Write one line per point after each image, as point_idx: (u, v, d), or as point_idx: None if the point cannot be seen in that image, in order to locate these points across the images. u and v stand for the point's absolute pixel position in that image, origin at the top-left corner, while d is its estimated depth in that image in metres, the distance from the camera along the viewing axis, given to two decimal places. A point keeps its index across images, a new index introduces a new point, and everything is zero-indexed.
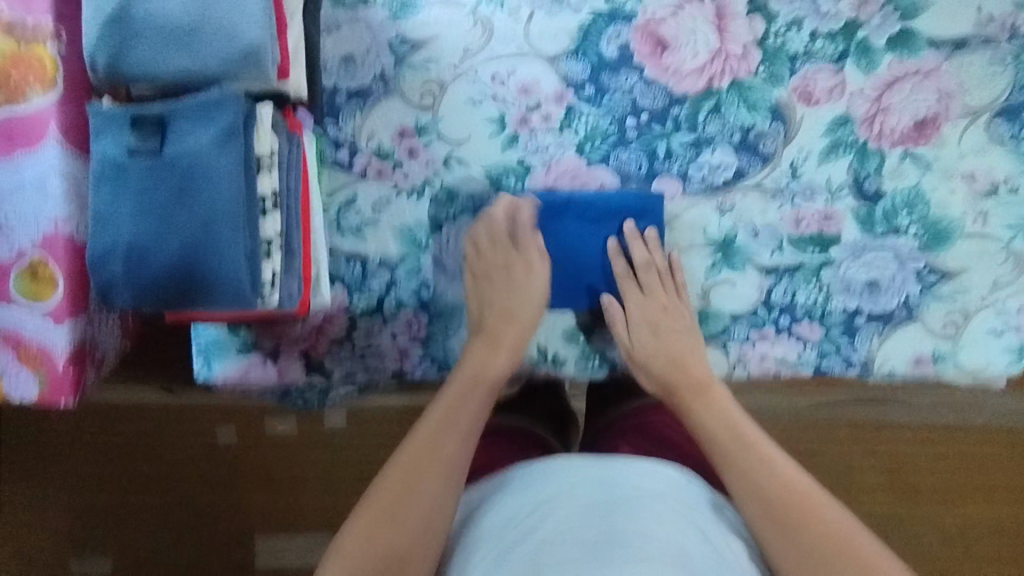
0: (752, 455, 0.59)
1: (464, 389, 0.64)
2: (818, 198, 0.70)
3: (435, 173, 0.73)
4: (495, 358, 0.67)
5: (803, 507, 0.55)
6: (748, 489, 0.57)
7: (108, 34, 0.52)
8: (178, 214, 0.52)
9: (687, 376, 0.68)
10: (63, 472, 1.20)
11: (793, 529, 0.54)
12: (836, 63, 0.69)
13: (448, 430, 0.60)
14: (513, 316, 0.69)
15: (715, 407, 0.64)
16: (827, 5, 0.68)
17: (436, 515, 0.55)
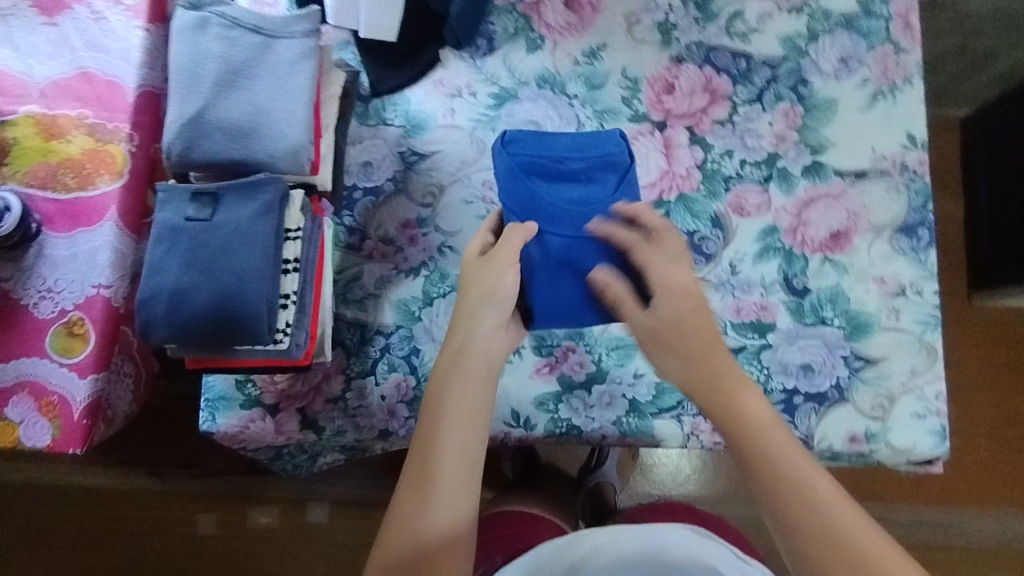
0: (775, 477, 0.57)
1: (443, 435, 0.62)
2: (755, 291, 0.83)
3: (431, 257, 0.86)
4: (469, 377, 0.65)
5: (824, 536, 0.54)
6: (786, 525, 0.55)
7: (184, 132, 0.68)
8: (219, 266, 0.63)
9: (697, 368, 0.63)
10: (59, 551, 1.36)
11: (819, 545, 0.53)
12: (762, 184, 0.86)
13: (436, 486, 0.60)
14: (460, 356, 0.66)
15: (731, 414, 0.61)
16: (753, 141, 0.87)
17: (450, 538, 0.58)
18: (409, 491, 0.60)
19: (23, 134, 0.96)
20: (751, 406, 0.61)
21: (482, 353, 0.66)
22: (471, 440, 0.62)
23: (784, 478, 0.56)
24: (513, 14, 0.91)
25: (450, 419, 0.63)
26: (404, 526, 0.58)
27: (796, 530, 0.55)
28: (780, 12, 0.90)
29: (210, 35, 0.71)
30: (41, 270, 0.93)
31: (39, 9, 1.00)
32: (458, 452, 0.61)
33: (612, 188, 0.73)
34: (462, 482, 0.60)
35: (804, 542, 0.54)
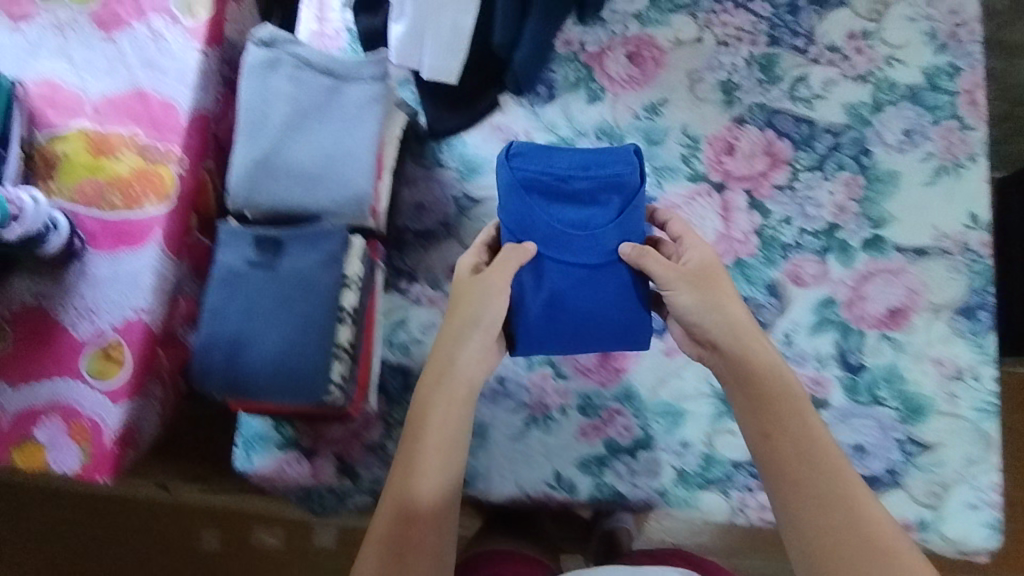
0: (806, 454, 0.67)
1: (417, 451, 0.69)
2: (809, 364, 0.83)
3: None
4: (449, 383, 0.72)
5: (842, 510, 0.64)
6: (804, 495, 0.65)
7: (250, 174, 0.67)
8: (281, 315, 0.62)
9: (742, 346, 0.72)
10: (61, 560, 1.33)
11: (840, 518, 0.64)
12: (820, 254, 0.85)
13: (414, 495, 0.68)
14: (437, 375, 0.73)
15: (774, 396, 0.70)
16: (813, 210, 0.86)
17: (438, 513, 0.68)
18: (391, 494, 0.69)
19: (74, 149, 0.95)
20: (786, 381, 0.71)
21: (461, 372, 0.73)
22: (434, 461, 0.69)
23: (814, 455, 0.67)
24: (575, 63, 0.91)
25: (433, 415, 0.71)
26: (396, 506, 0.68)
27: (815, 493, 0.65)
28: (845, 79, 0.89)
29: (281, 75, 0.70)
30: (81, 289, 0.92)
31: (97, 24, 0.99)
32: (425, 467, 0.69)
33: (613, 214, 0.74)
34: (422, 496, 0.68)
35: (817, 510, 0.64)
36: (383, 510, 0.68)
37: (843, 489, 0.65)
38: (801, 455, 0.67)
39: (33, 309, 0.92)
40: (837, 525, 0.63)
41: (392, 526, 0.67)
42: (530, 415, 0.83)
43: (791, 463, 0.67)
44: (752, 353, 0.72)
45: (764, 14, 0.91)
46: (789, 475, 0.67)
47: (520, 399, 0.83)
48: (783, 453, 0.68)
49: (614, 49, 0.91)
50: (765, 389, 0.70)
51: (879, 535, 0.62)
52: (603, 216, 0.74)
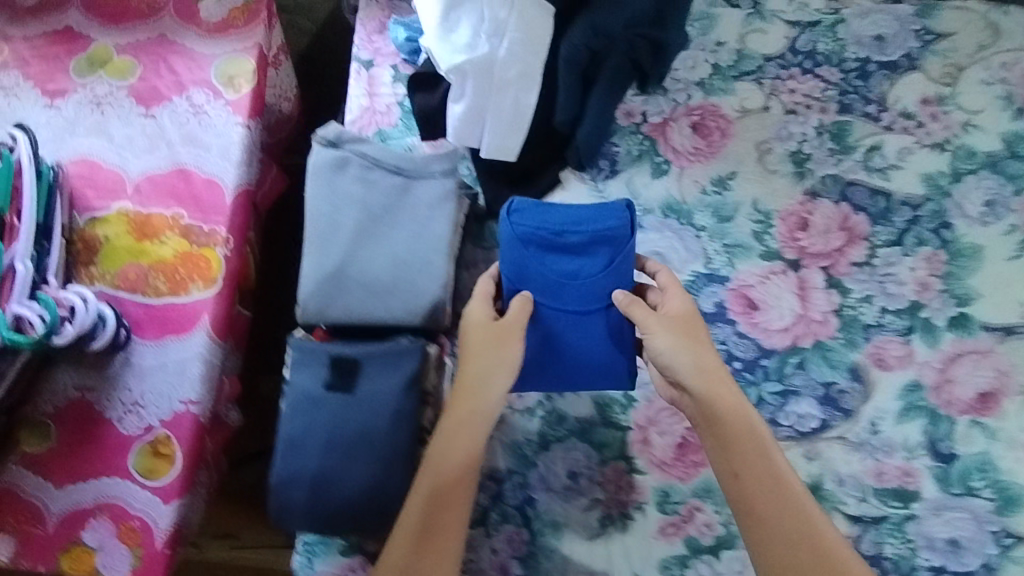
0: (778, 496, 0.69)
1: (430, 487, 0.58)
2: (897, 453, 0.80)
3: (548, 397, 0.83)
4: (462, 425, 0.61)
5: (810, 550, 0.67)
6: (773, 537, 0.68)
7: (321, 286, 0.64)
8: (361, 448, 0.59)
9: (710, 387, 0.72)
10: None
11: (811, 559, 0.66)
12: (904, 335, 0.81)
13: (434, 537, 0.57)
14: (468, 401, 0.62)
15: (746, 438, 0.71)
16: (893, 288, 0.82)
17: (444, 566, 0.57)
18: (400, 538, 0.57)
19: (115, 233, 0.92)
20: (751, 419, 0.71)
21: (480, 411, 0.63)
22: (456, 499, 0.58)
23: (780, 496, 0.68)
24: (637, 135, 0.87)
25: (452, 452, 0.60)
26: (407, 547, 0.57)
27: (785, 535, 0.67)
28: (921, 147, 0.85)
29: (350, 178, 0.67)
30: (128, 380, 0.89)
31: (136, 99, 0.95)
32: (436, 505, 0.58)
33: (603, 264, 0.76)
34: (435, 543, 0.58)
35: (788, 549, 0.67)
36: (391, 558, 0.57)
37: (810, 529, 0.67)
38: (766, 497, 0.69)
39: (79, 404, 0.89)
40: (807, 564, 0.66)
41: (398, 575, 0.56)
42: (605, 513, 0.79)
43: (763, 506, 0.69)
44: (722, 394, 0.72)
45: (833, 79, 0.87)
46: (760, 517, 0.68)
47: (594, 495, 0.80)
48: (756, 495, 0.69)
49: (678, 119, 0.87)
50: (735, 431, 0.71)
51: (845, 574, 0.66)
52: (593, 267, 0.76)
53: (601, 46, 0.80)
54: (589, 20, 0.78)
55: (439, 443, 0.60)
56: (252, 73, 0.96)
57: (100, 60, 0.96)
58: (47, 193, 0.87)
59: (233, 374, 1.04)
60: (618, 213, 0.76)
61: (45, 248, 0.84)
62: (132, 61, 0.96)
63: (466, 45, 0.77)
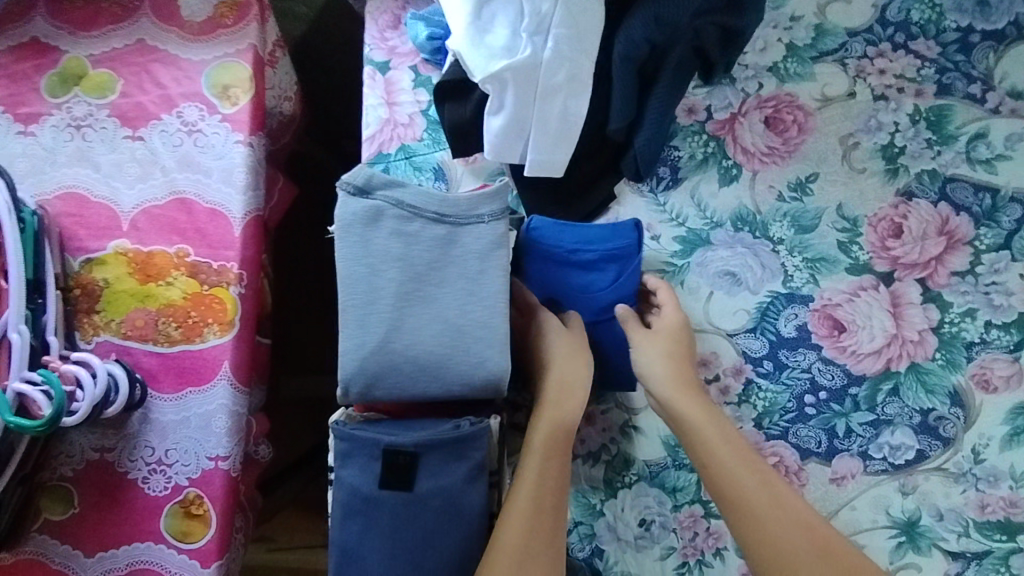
0: (781, 508, 0.59)
1: (534, 489, 0.57)
2: (1002, 482, 0.70)
3: (613, 439, 0.74)
4: (569, 400, 0.63)
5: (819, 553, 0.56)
6: (778, 545, 0.57)
7: (362, 365, 0.54)
8: (428, 554, 0.52)
9: (680, 398, 0.66)
10: None
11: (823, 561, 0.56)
12: (1011, 352, 0.71)
13: (549, 503, 0.57)
14: (560, 407, 0.63)
15: (730, 449, 0.62)
16: (999, 298, 0.72)
17: (557, 540, 0.56)
18: (510, 541, 0.53)
19: (115, 275, 0.82)
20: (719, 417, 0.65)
21: (573, 391, 0.64)
22: (559, 497, 0.58)
23: (771, 495, 0.60)
24: (701, 136, 0.76)
25: (563, 420, 0.62)
26: (522, 525, 0.54)
27: (790, 539, 0.57)
28: None
29: (385, 231, 0.56)
30: (149, 437, 0.81)
31: (120, 119, 0.83)
32: (540, 506, 0.56)
33: (610, 281, 0.70)
34: (544, 542, 0.55)
35: (799, 556, 0.56)
36: (500, 561, 0.51)
37: (826, 543, 0.57)
38: (759, 499, 0.59)
39: (99, 465, 0.81)
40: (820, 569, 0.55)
41: (517, 550, 0.52)
42: (682, 561, 0.71)
43: (767, 526, 0.58)
44: (694, 405, 0.65)
45: (929, 55, 0.74)
46: (765, 540, 0.58)
47: (667, 543, 0.71)
48: (754, 515, 0.59)
49: (748, 114, 0.75)
50: (711, 438, 0.63)
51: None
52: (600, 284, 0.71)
53: (665, 37, 0.67)
54: (653, 8, 0.65)
55: (547, 413, 0.62)
56: (248, 80, 0.83)
57: (74, 75, 0.84)
58: (36, 244, 0.76)
59: (258, 409, 0.95)
60: (625, 232, 0.70)
61: (40, 304, 0.75)
62: (111, 74, 0.84)
63: (505, 48, 0.66)
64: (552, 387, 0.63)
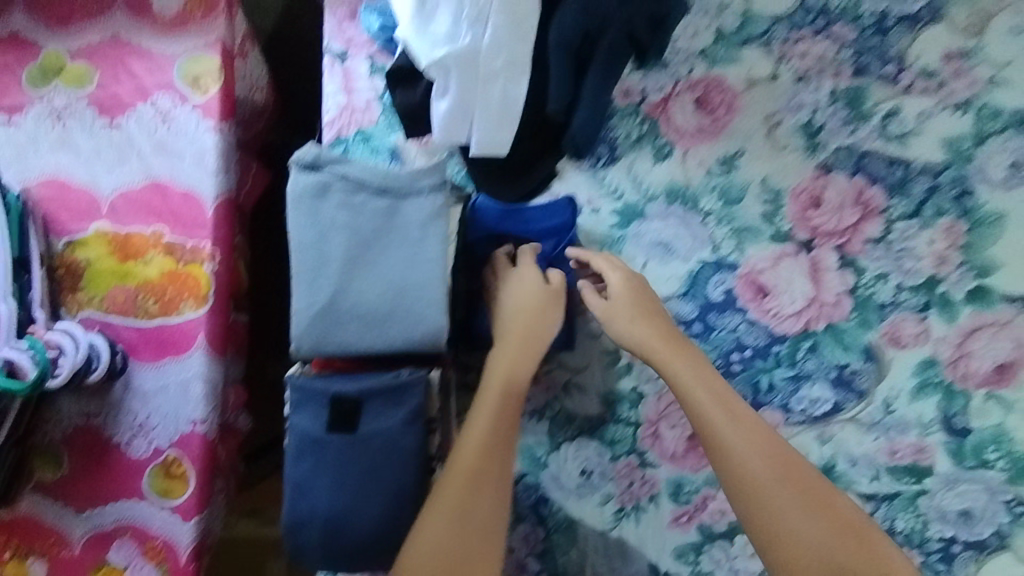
0: (773, 462, 0.64)
1: (485, 432, 0.64)
2: (911, 431, 0.76)
3: (556, 397, 0.79)
4: (534, 331, 0.71)
5: (802, 490, 0.62)
6: (761, 485, 0.62)
7: (314, 325, 0.61)
8: (372, 488, 0.59)
9: (668, 353, 0.70)
10: None
11: (803, 496, 0.62)
12: (920, 311, 0.77)
13: (502, 427, 0.65)
14: (528, 341, 0.70)
15: (725, 412, 0.66)
16: (910, 263, 0.78)
17: (507, 454, 0.64)
18: (452, 486, 0.60)
19: (97, 255, 0.88)
20: (699, 362, 0.70)
21: (538, 322, 0.71)
22: (515, 422, 0.65)
23: (756, 437, 0.65)
24: (636, 117, 0.81)
25: (526, 352, 0.70)
26: (469, 470, 0.61)
27: (774, 476, 0.63)
28: (942, 109, 0.78)
29: (333, 203, 0.62)
30: (131, 404, 0.87)
31: (98, 108, 0.89)
32: (495, 431, 0.64)
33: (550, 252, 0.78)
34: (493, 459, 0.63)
35: (781, 492, 0.62)
36: (440, 505, 0.59)
37: (813, 491, 0.63)
38: (746, 441, 0.64)
39: (85, 430, 0.87)
40: (799, 504, 0.62)
41: (461, 496, 0.59)
42: (619, 507, 0.78)
43: (749, 467, 0.63)
44: (688, 369, 0.68)
45: (848, 38, 0.80)
46: (758, 496, 0.62)
47: (606, 490, 0.78)
48: (737, 456, 0.64)
49: (680, 95, 0.81)
50: (695, 384, 0.68)
51: (863, 532, 0.61)
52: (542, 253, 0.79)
53: (593, 21, 0.73)
54: None
55: (508, 346, 0.69)
56: (218, 70, 0.89)
57: (53, 68, 0.90)
58: (21, 224, 0.82)
59: (238, 380, 1.01)
60: (560, 212, 0.78)
61: (26, 280, 0.81)
62: (88, 67, 0.89)
63: (447, 35, 0.72)
64: (521, 324, 0.71)
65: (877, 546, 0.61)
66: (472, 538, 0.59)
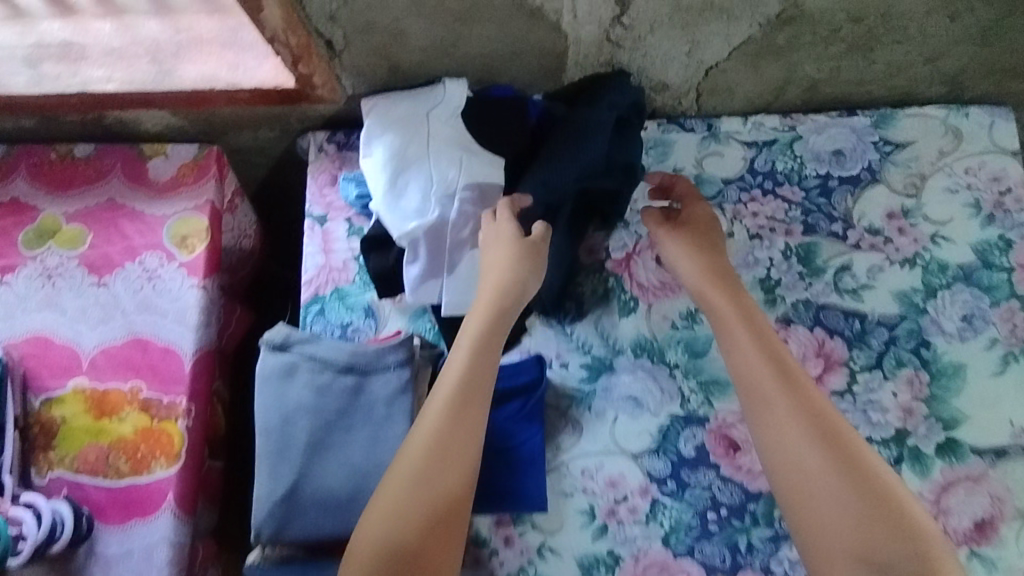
0: (817, 428, 0.61)
1: (449, 397, 0.62)
2: None
3: (530, 561, 0.76)
4: (506, 293, 0.70)
5: (831, 444, 0.60)
6: (786, 427, 0.62)
7: (275, 514, 0.61)
8: None
9: (717, 293, 0.73)
10: None
11: (829, 451, 0.60)
12: (892, 465, 0.77)
13: (473, 391, 0.63)
14: (502, 297, 0.70)
15: (774, 374, 0.65)
16: (876, 415, 0.78)
17: (476, 418, 0.62)
18: (416, 449, 0.59)
19: (73, 412, 0.88)
20: (746, 305, 0.72)
21: (507, 289, 0.70)
22: (485, 387, 0.64)
23: (793, 387, 0.64)
24: (601, 273, 0.85)
25: (496, 319, 0.69)
26: (434, 437, 0.60)
27: (803, 424, 0.62)
28: (891, 265, 0.82)
29: (300, 385, 0.65)
30: (92, 572, 0.84)
31: (88, 268, 0.93)
32: (466, 400, 0.63)
33: (517, 410, 0.79)
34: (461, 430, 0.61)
35: (800, 438, 0.61)
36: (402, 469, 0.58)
37: (848, 453, 0.60)
38: (777, 386, 0.64)
39: None
40: (821, 452, 0.60)
41: (421, 460, 0.59)
42: None
43: (776, 409, 0.63)
44: (739, 333, 0.68)
45: (795, 199, 0.85)
46: (788, 453, 0.61)
47: None
48: (764, 399, 0.64)
49: (642, 253, 0.85)
50: (735, 327, 0.70)
51: (913, 517, 0.56)
52: (510, 410, 0.80)
53: (558, 194, 0.77)
54: (539, 178, 0.76)
55: (483, 310, 0.69)
56: (205, 230, 0.94)
57: (49, 230, 0.94)
58: None
59: (208, 532, 0.97)
60: (527, 369, 0.81)
61: None
62: (81, 229, 0.94)
63: (416, 211, 0.76)
64: (494, 288, 0.70)
65: (906, 514, 0.56)
66: (437, 499, 0.58)
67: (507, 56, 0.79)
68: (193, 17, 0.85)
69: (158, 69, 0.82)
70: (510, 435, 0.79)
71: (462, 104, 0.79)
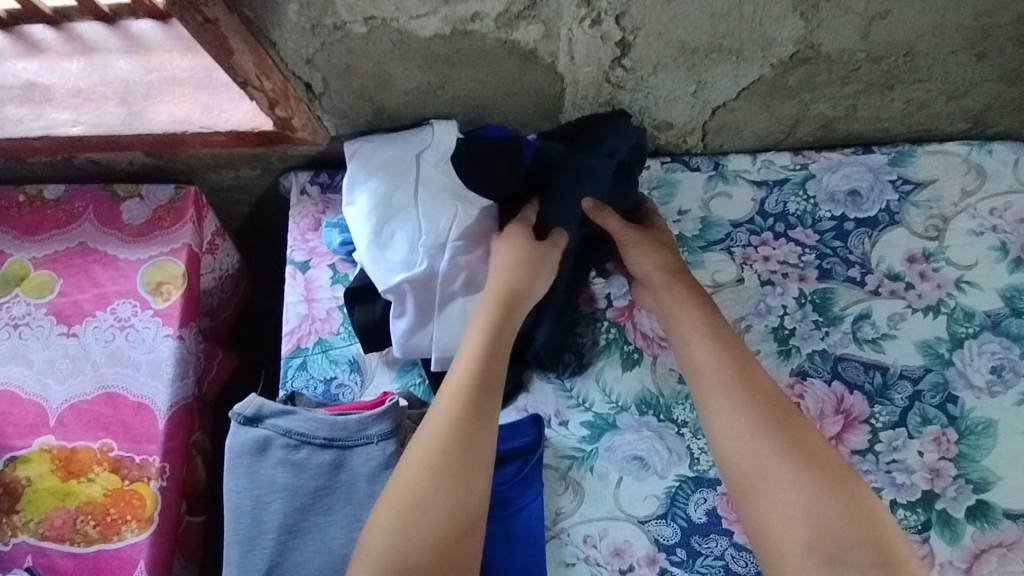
0: (764, 411, 0.62)
1: (451, 402, 0.60)
2: None
3: None
4: (513, 295, 0.68)
5: (781, 430, 0.60)
6: (736, 415, 0.62)
7: None
8: None
9: (674, 285, 0.72)
10: None
11: (778, 436, 0.60)
12: (920, 532, 0.71)
13: (482, 393, 0.61)
14: (507, 298, 0.67)
15: (726, 360, 0.65)
16: (901, 476, 0.72)
17: (487, 422, 0.60)
18: (420, 453, 0.58)
19: (38, 472, 0.82)
20: (703, 297, 0.71)
21: (513, 291, 0.68)
22: (491, 388, 0.62)
23: (742, 377, 0.64)
24: (602, 323, 0.80)
25: (499, 320, 0.66)
26: (438, 440, 0.58)
27: (752, 412, 0.62)
28: (913, 312, 0.77)
29: (273, 460, 0.60)
30: None
31: (57, 317, 0.88)
32: (469, 403, 0.61)
33: (512, 475, 0.73)
34: (466, 434, 0.59)
35: (750, 425, 0.61)
36: (407, 473, 0.57)
37: (800, 439, 0.60)
38: (725, 376, 0.64)
39: None
40: (771, 438, 0.60)
41: (425, 464, 0.57)
42: None
43: (727, 399, 0.63)
44: (692, 323, 0.69)
45: (809, 242, 0.80)
46: (740, 441, 0.61)
47: None
48: (716, 389, 0.64)
49: None
50: (687, 320, 0.69)
51: (859, 493, 0.57)
52: (505, 475, 0.74)
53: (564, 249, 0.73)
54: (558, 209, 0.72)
55: (486, 310, 0.67)
56: (181, 276, 0.88)
57: (15, 277, 0.89)
58: None
59: None
60: (524, 431, 0.75)
61: None
62: (50, 276, 0.89)
63: (404, 262, 0.72)
64: (501, 279, 0.68)
65: (857, 498, 0.57)
66: (444, 504, 0.56)
67: (498, 98, 0.74)
68: (166, 56, 0.81)
69: (127, 111, 0.78)
70: (507, 500, 0.72)
71: (454, 145, 0.74)
